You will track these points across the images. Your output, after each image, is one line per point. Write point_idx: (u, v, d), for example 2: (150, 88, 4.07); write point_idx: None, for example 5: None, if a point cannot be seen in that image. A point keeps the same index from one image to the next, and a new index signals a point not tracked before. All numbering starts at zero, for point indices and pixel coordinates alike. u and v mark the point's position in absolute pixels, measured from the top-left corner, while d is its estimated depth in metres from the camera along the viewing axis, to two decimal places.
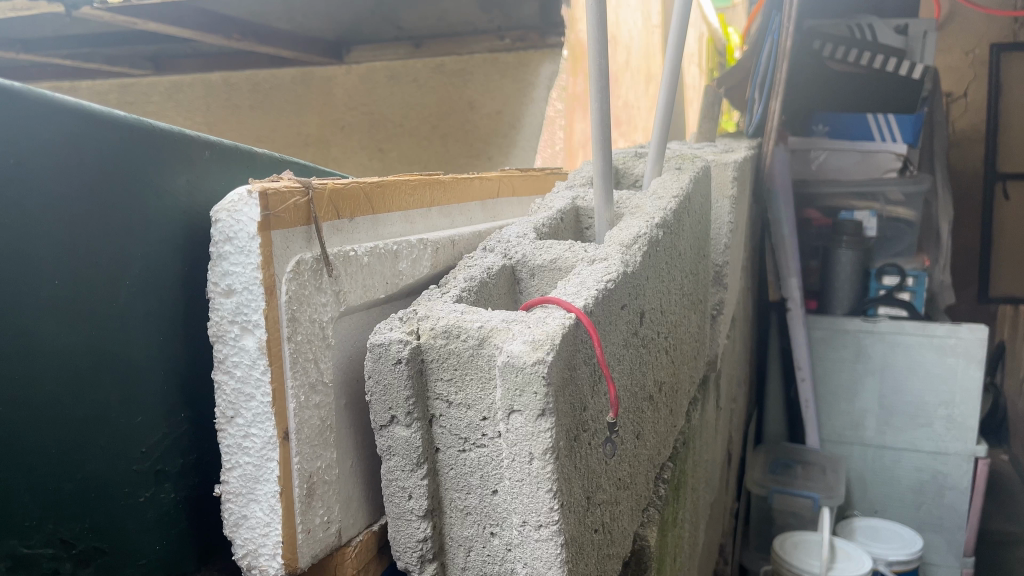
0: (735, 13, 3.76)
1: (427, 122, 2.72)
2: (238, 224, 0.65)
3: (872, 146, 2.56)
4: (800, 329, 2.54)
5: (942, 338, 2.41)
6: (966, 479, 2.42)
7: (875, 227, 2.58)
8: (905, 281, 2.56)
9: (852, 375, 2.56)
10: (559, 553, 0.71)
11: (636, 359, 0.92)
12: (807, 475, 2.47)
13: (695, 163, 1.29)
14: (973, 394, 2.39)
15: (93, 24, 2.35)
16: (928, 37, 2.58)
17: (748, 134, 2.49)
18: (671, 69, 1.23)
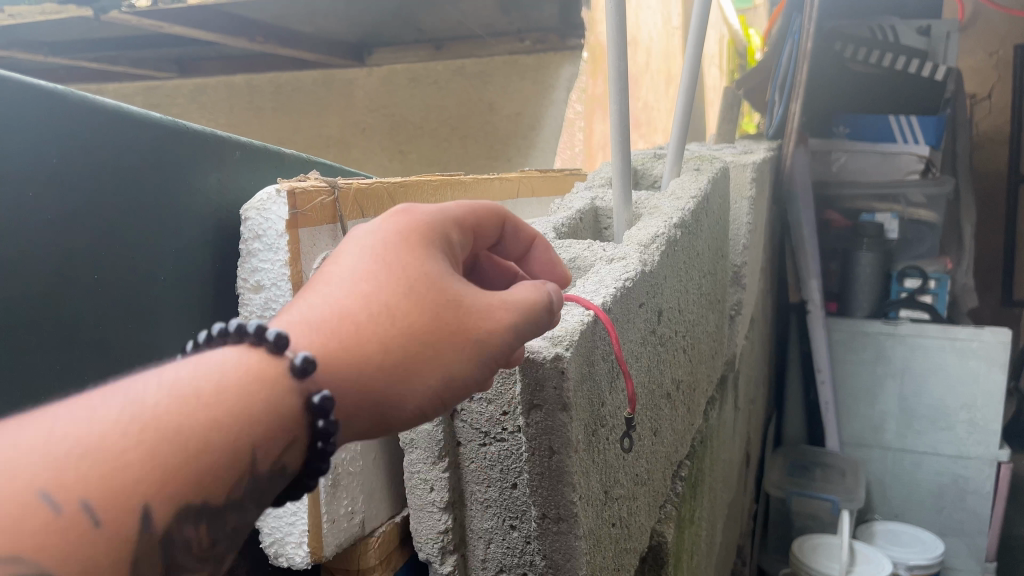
0: (756, 15, 3.76)
1: (448, 123, 2.76)
2: (267, 222, 0.68)
3: (892, 147, 2.54)
4: (820, 331, 2.53)
5: (964, 341, 2.40)
6: (987, 484, 2.41)
7: (897, 231, 2.56)
8: (927, 283, 2.55)
9: (873, 377, 2.55)
10: (578, 546, 0.73)
11: (653, 357, 0.93)
12: (827, 478, 2.47)
13: (714, 164, 1.30)
14: (996, 398, 2.37)
15: (119, 27, 2.38)
16: (951, 38, 2.58)
17: (769, 136, 2.53)
18: (690, 73, 1.24)
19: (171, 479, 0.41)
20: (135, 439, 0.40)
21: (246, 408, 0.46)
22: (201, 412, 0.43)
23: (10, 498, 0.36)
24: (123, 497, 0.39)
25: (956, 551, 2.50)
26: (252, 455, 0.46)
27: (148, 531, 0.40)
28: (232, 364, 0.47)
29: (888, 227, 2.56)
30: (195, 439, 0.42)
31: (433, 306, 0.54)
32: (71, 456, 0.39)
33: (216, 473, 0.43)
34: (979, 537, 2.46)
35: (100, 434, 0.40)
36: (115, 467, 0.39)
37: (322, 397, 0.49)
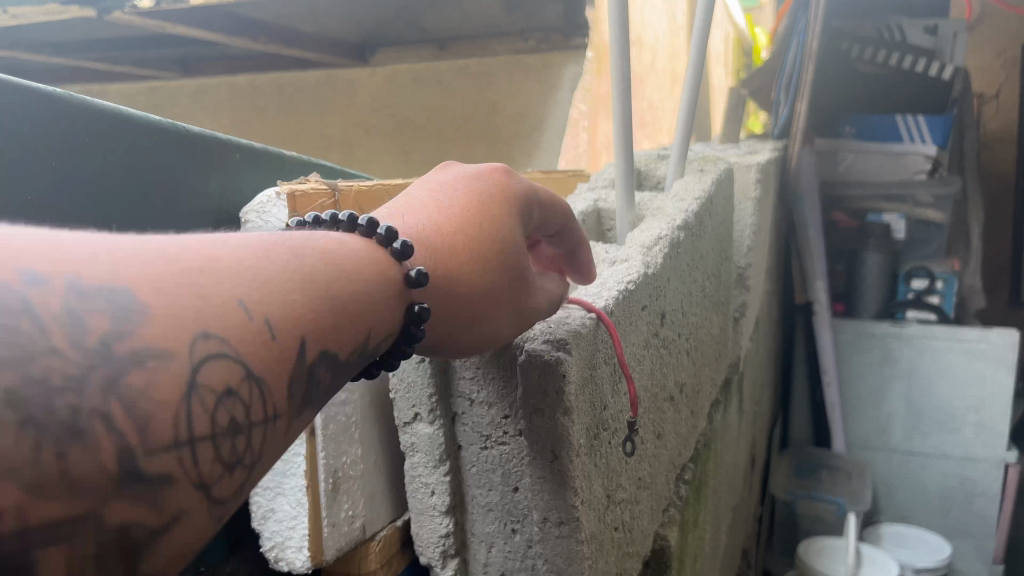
0: (762, 14, 3.75)
1: (452, 123, 2.76)
2: (265, 225, 0.68)
3: (899, 147, 2.51)
4: (826, 333, 2.53)
5: (972, 343, 2.39)
6: (995, 487, 2.39)
7: (903, 231, 2.59)
8: (934, 284, 2.53)
9: (879, 379, 2.54)
10: (579, 550, 0.72)
11: (657, 359, 0.92)
12: (833, 480, 2.46)
13: (717, 165, 1.30)
14: (1003, 400, 2.36)
15: (122, 28, 2.38)
16: (958, 39, 2.55)
17: (774, 136, 2.53)
18: (693, 73, 1.23)
19: (318, 323, 0.45)
20: (295, 279, 0.44)
21: (373, 287, 0.51)
22: (338, 277, 0.48)
23: (218, 296, 0.38)
24: (290, 326, 0.42)
25: (964, 554, 2.49)
26: (370, 328, 0.50)
27: (301, 362, 0.43)
28: (361, 249, 0.53)
29: (894, 228, 2.60)
30: (333, 296, 0.47)
31: (502, 264, 0.63)
32: (254, 276, 0.41)
33: (345, 330, 0.47)
34: (986, 540, 2.44)
35: (272, 268, 0.43)
36: (284, 295, 0.43)
37: (421, 309, 0.54)
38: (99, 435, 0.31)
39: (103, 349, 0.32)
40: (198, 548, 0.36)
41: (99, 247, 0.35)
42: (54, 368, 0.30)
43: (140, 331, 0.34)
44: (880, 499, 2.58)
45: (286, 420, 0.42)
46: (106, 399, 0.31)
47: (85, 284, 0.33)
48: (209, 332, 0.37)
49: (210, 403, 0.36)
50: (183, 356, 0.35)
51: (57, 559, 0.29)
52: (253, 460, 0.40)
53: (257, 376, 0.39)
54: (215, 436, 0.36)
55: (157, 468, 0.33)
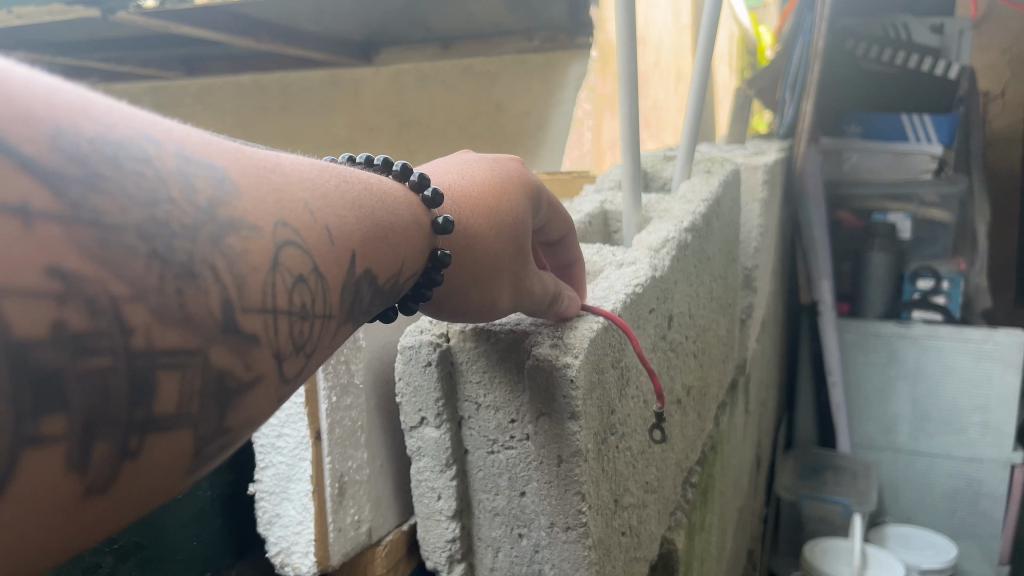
0: (768, 13, 3.75)
1: (454, 123, 2.75)
2: None
3: (905, 146, 2.48)
4: (831, 334, 2.52)
5: (978, 343, 2.37)
6: (1001, 487, 2.38)
7: (909, 231, 2.57)
8: (939, 284, 2.50)
9: (886, 379, 2.53)
10: (587, 555, 0.72)
11: (664, 362, 0.92)
12: (838, 481, 2.46)
13: (724, 166, 1.29)
14: (1009, 401, 2.34)
15: (127, 27, 2.37)
16: (964, 37, 2.55)
17: (780, 136, 2.52)
18: (701, 74, 1.23)
19: (364, 243, 0.49)
20: (347, 201, 0.49)
21: (409, 227, 0.55)
22: (381, 210, 0.52)
23: (291, 199, 0.43)
24: (343, 239, 0.47)
25: (970, 555, 2.48)
26: (403, 265, 0.54)
27: (351, 272, 0.47)
28: (398, 192, 0.57)
29: (900, 228, 2.58)
30: (377, 225, 0.51)
31: (516, 238, 0.65)
32: (316, 191, 0.46)
33: (385, 258, 0.51)
34: (992, 541, 2.44)
35: (327, 187, 0.48)
36: (338, 213, 0.47)
37: (445, 256, 0.57)
38: (208, 280, 0.35)
39: (210, 207, 0.36)
40: (268, 412, 0.40)
41: (196, 133, 0.40)
42: (175, 215, 0.34)
43: (234, 203, 0.38)
44: (885, 499, 2.58)
45: (335, 324, 0.46)
46: (213, 252, 0.35)
47: (189, 153, 0.37)
48: (287, 222, 0.41)
49: (288, 283, 0.41)
50: (267, 234, 0.40)
51: (172, 380, 0.33)
52: (312, 349, 0.44)
53: (321, 271, 0.44)
54: (290, 310, 0.41)
55: (249, 324, 0.37)
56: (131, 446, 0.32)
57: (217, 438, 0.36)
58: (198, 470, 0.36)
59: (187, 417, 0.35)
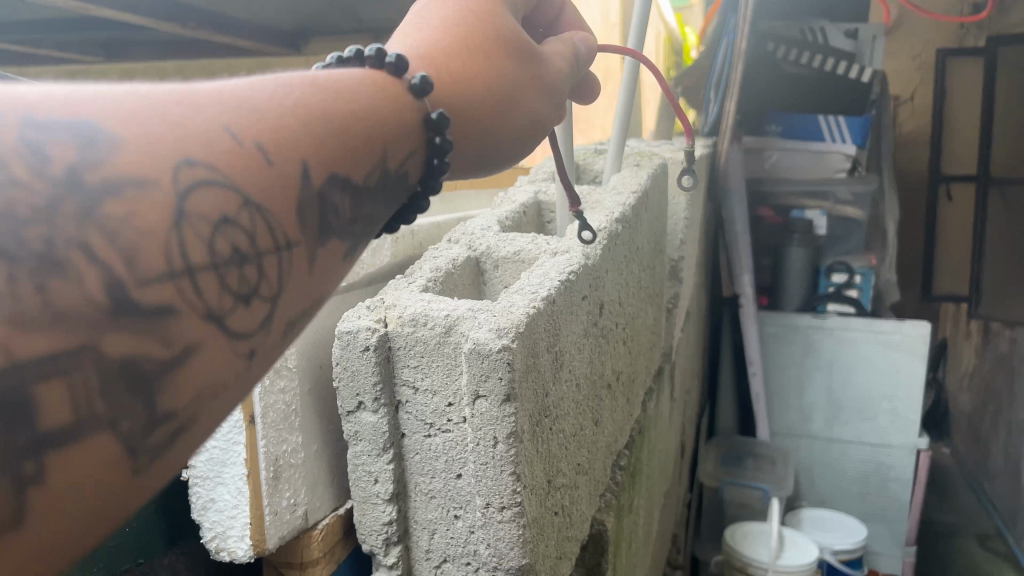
0: (692, 13, 3.87)
1: None
2: None
3: (821, 146, 2.61)
4: (752, 325, 2.59)
5: (888, 334, 2.49)
6: (908, 472, 2.52)
7: (824, 227, 2.67)
8: (852, 278, 2.62)
9: (803, 370, 2.63)
10: (521, 534, 0.74)
11: (595, 348, 0.95)
12: (757, 468, 2.55)
13: (653, 160, 1.33)
14: (916, 389, 2.48)
15: (42, 8, 2.27)
16: (876, 42, 2.68)
17: (704, 133, 2.61)
18: (631, 69, 1.26)
19: (316, 148, 0.49)
20: (289, 104, 0.48)
21: (381, 112, 0.56)
22: (345, 100, 0.53)
23: (200, 128, 0.42)
24: (283, 150, 0.46)
25: (879, 536, 2.62)
26: (383, 154, 0.56)
27: (308, 184, 0.48)
28: (368, 83, 0.57)
29: (816, 224, 2.67)
30: (344, 120, 0.52)
31: (511, 47, 0.69)
32: (240, 107, 0.45)
33: (357, 153, 0.53)
34: (899, 523, 2.57)
35: (261, 102, 0.46)
36: (274, 122, 0.46)
37: (444, 117, 0.61)
38: (80, 267, 0.34)
39: (71, 175, 0.35)
40: (221, 372, 0.41)
41: (61, 89, 0.38)
42: (19, 200, 0.32)
43: (109, 159, 0.36)
44: (801, 485, 2.69)
45: (306, 247, 0.48)
46: (81, 229, 0.34)
47: (41, 118, 0.35)
48: (193, 161, 0.40)
49: (203, 233, 0.39)
50: (166, 188, 0.38)
51: (59, 390, 0.33)
52: (272, 289, 0.44)
53: (254, 204, 0.43)
54: (215, 263, 0.40)
55: (151, 299, 0.36)
56: (29, 472, 0.32)
57: (150, 427, 0.37)
58: (145, 468, 0.37)
59: (94, 421, 0.34)
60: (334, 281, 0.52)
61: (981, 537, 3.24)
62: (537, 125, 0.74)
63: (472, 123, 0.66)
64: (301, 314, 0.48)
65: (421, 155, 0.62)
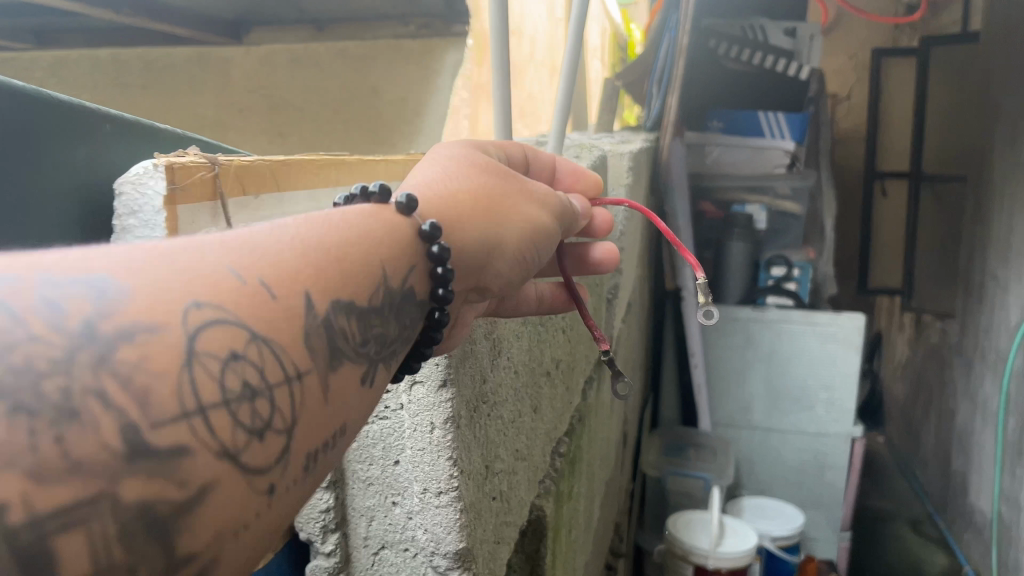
0: (637, 8, 3.89)
1: (332, 110, 2.54)
2: (142, 198, 0.66)
3: (760, 142, 2.66)
4: (694, 318, 2.62)
5: (823, 327, 2.57)
6: (843, 459, 2.59)
7: (764, 221, 2.75)
8: (791, 272, 2.74)
9: (744, 361, 2.68)
10: (458, 517, 0.75)
11: (534, 337, 0.96)
12: (699, 458, 2.59)
13: (592, 153, 1.34)
14: (851, 379, 2.56)
15: None
16: (814, 40, 2.76)
17: (647, 128, 2.65)
18: (571, 62, 1.27)
19: (316, 277, 0.42)
20: (290, 245, 0.42)
21: (381, 237, 0.50)
22: (348, 232, 0.47)
23: (202, 266, 0.36)
24: (288, 285, 0.40)
25: (815, 523, 2.69)
26: (382, 274, 0.48)
27: (313, 314, 0.41)
28: (372, 214, 0.52)
29: (757, 218, 2.75)
30: (338, 255, 0.45)
31: (504, 175, 0.66)
32: (243, 246, 0.39)
33: (356, 277, 0.46)
34: (836, 509, 2.64)
35: (259, 243, 0.40)
36: (277, 256, 0.40)
37: (434, 225, 0.54)
38: (96, 415, 0.29)
39: (87, 329, 0.30)
40: (241, 519, 0.34)
41: (75, 250, 0.34)
42: (39, 354, 0.29)
43: (125, 304, 0.32)
44: (742, 473, 2.74)
45: (318, 377, 0.40)
46: (97, 376, 0.30)
47: (61, 276, 0.31)
48: (200, 301, 0.34)
49: (215, 367, 0.33)
50: (174, 327, 0.33)
51: (77, 542, 0.27)
52: (290, 423, 0.37)
53: (263, 338, 0.37)
54: (227, 401, 0.34)
55: (166, 440, 0.31)
56: None
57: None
58: None
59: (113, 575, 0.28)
60: (354, 411, 0.44)
61: (912, 522, 3.34)
62: (541, 228, 0.67)
63: (467, 224, 0.59)
64: (320, 443, 0.40)
65: (423, 273, 0.54)
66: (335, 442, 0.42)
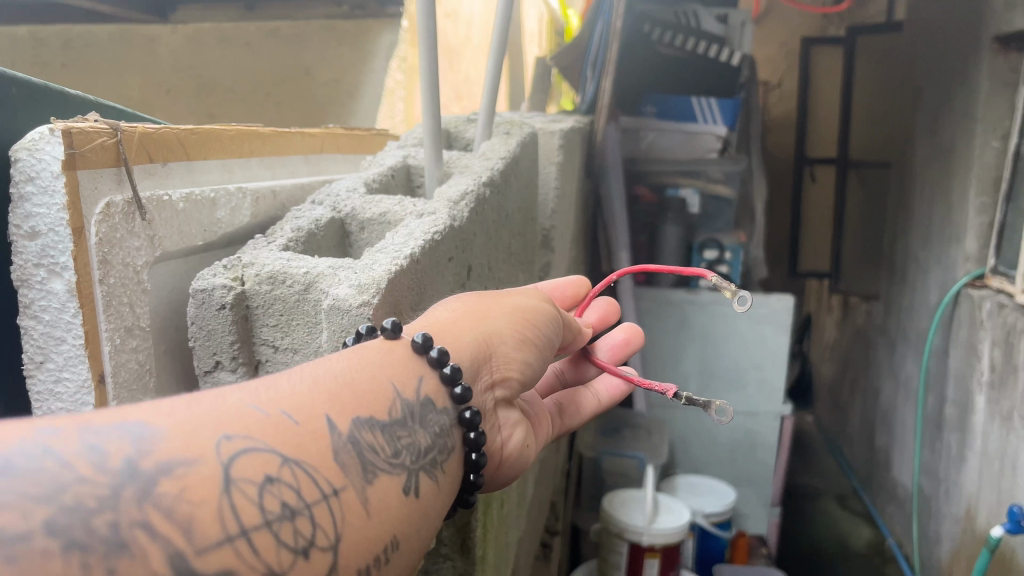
0: None
1: (261, 87, 2.38)
2: (39, 163, 0.64)
3: (693, 127, 2.69)
4: (629, 301, 2.65)
5: (755, 307, 2.62)
6: (773, 437, 2.67)
7: (697, 205, 2.79)
8: (723, 255, 2.72)
9: (676, 343, 2.73)
10: None
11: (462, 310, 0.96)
12: (634, 438, 2.62)
13: (522, 129, 1.34)
14: (779, 359, 2.63)
15: None
16: (745, 27, 2.81)
17: (582, 111, 2.65)
18: (499, 37, 1.26)
19: (333, 397, 0.51)
20: (318, 377, 0.53)
21: (383, 364, 0.57)
22: (358, 370, 0.55)
23: (233, 409, 0.46)
24: (310, 413, 0.49)
25: (747, 499, 2.76)
26: (393, 388, 0.56)
27: (338, 435, 0.49)
28: (371, 354, 0.58)
29: (689, 202, 2.79)
30: (357, 378, 0.54)
31: (484, 296, 0.72)
32: (275, 391, 0.49)
33: (370, 395, 0.54)
34: (765, 485, 2.73)
35: (289, 384, 0.51)
36: (305, 392, 0.50)
37: (426, 335, 0.60)
38: (143, 544, 0.38)
39: (128, 466, 0.40)
40: None
41: (130, 407, 0.44)
42: (86, 494, 0.38)
43: (160, 447, 0.41)
44: (677, 453, 2.79)
45: (356, 493, 0.49)
46: (140, 509, 0.39)
47: (105, 427, 0.41)
48: (230, 435, 0.44)
49: (250, 493, 0.43)
50: (210, 460, 0.42)
51: None
52: (330, 538, 0.45)
53: (293, 460, 0.46)
54: (267, 522, 0.42)
55: (211, 563, 0.39)
56: None
57: None
58: None
59: None
60: (403, 522, 0.52)
61: (840, 497, 3.45)
62: (532, 309, 0.72)
63: (459, 329, 0.65)
64: (369, 560, 0.48)
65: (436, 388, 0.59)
66: (387, 556, 0.50)
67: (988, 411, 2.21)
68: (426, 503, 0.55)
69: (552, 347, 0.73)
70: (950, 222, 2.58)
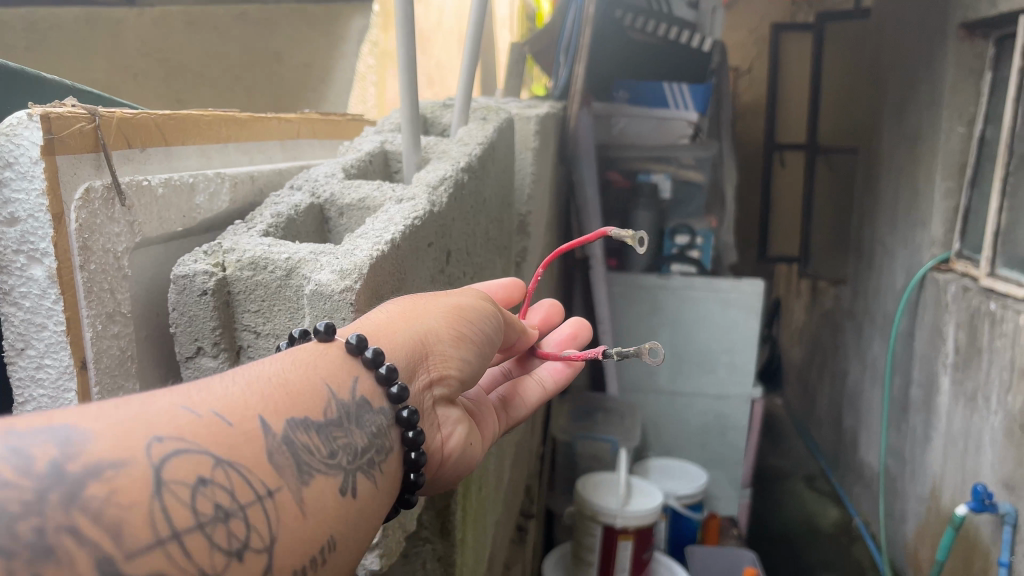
0: None
1: (230, 72, 2.32)
2: (17, 148, 0.63)
3: (666, 112, 2.71)
4: (600, 286, 2.65)
5: (726, 293, 2.65)
6: (744, 420, 2.72)
7: (668, 190, 2.82)
8: (694, 240, 2.81)
9: (648, 328, 2.75)
10: None
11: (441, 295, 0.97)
12: (607, 422, 2.64)
13: (499, 115, 1.35)
14: (749, 343, 2.67)
15: None
16: (716, 13, 2.84)
17: (554, 96, 2.63)
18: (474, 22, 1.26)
19: (268, 400, 0.51)
20: (258, 381, 0.52)
21: (322, 365, 0.57)
22: (292, 372, 0.55)
23: (159, 410, 0.45)
24: (243, 415, 0.48)
25: (718, 481, 2.80)
26: (328, 389, 0.56)
27: (272, 437, 0.49)
28: (305, 357, 0.58)
29: (661, 187, 2.82)
30: (288, 381, 0.54)
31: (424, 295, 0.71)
32: (212, 394, 0.48)
33: (305, 397, 0.54)
34: (736, 467, 2.78)
35: (227, 387, 0.50)
36: (242, 395, 0.50)
37: (360, 336, 0.59)
38: (70, 551, 0.37)
39: (55, 469, 0.39)
40: None
41: (58, 409, 0.43)
42: (11, 498, 0.36)
43: (89, 449, 0.40)
44: (649, 436, 2.82)
45: (292, 494, 0.48)
46: (68, 514, 0.38)
47: (28, 430, 0.40)
48: (162, 436, 0.43)
49: (183, 494, 0.42)
50: (141, 461, 0.41)
51: None
52: (265, 540, 0.45)
53: (226, 461, 0.45)
54: (200, 525, 0.42)
55: (139, 567, 0.39)
56: None
57: None
58: None
59: None
60: (337, 520, 0.51)
61: (808, 479, 3.51)
62: (470, 307, 0.70)
63: (394, 328, 0.64)
64: (303, 562, 0.48)
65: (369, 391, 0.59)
66: (324, 557, 0.49)
67: (952, 391, 2.27)
68: (362, 503, 0.55)
69: (493, 344, 0.72)
70: (916, 208, 2.63)
